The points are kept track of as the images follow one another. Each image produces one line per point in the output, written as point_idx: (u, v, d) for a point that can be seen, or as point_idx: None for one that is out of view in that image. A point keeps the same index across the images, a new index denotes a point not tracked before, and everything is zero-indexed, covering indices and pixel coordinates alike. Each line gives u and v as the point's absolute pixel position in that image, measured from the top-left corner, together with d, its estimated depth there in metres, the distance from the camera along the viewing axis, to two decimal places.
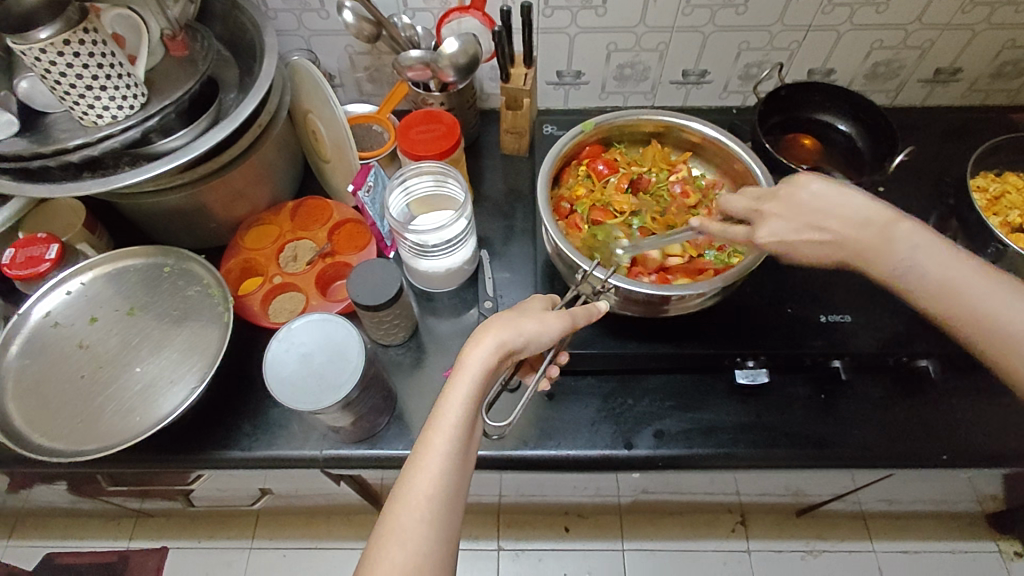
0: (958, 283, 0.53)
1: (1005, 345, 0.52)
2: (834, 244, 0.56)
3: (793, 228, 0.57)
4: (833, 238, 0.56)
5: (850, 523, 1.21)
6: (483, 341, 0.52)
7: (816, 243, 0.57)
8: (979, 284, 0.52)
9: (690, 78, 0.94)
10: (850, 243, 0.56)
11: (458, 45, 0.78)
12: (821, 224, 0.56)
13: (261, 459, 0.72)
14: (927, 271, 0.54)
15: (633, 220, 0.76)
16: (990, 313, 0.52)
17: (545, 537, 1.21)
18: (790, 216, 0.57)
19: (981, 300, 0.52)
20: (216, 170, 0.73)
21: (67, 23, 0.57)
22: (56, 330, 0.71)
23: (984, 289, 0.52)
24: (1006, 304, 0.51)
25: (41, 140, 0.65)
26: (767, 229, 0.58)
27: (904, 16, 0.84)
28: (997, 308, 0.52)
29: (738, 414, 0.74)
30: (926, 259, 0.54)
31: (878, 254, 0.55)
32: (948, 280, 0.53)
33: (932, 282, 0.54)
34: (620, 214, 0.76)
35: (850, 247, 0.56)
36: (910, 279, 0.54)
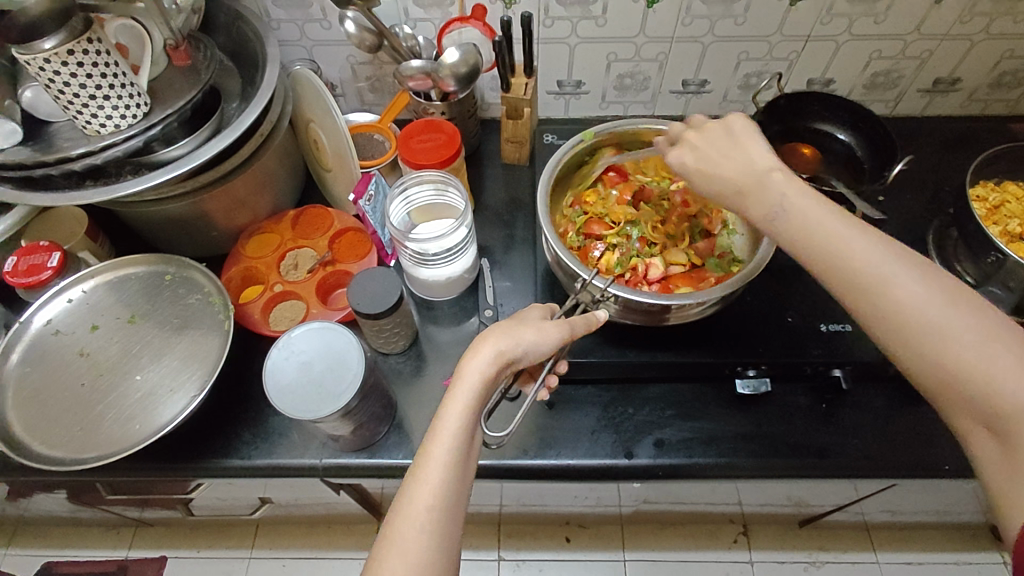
0: (817, 228, 0.49)
1: (866, 298, 0.47)
2: (726, 183, 0.55)
3: (696, 163, 0.57)
4: (730, 174, 0.55)
5: (853, 534, 1.20)
6: (481, 351, 0.52)
7: (711, 180, 0.56)
8: (841, 231, 0.49)
9: (690, 88, 0.94)
10: (742, 184, 0.54)
11: (459, 55, 0.78)
12: (717, 164, 0.56)
13: (260, 467, 0.72)
14: (802, 216, 0.50)
15: (630, 228, 0.75)
16: (837, 262, 0.48)
17: (546, 547, 1.20)
18: (696, 154, 0.58)
19: (840, 248, 0.48)
20: (218, 179, 0.73)
21: (72, 32, 0.57)
22: (57, 338, 0.71)
23: (841, 235, 0.48)
24: (877, 256, 0.47)
25: (44, 148, 0.65)
26: (682, 163, 0.59)
27: (903, 26, 0.84)
28: (857, 257, 0.48)
29: (738, 423, 0.74)
30: (793, 205, 0.51)
31: (765, 198, 0.52)
32: (809, 222, 0.50)
33: (798, 230, 0.50)
34: (617, 223, 0.76)
35: (741, 186, 0.54)
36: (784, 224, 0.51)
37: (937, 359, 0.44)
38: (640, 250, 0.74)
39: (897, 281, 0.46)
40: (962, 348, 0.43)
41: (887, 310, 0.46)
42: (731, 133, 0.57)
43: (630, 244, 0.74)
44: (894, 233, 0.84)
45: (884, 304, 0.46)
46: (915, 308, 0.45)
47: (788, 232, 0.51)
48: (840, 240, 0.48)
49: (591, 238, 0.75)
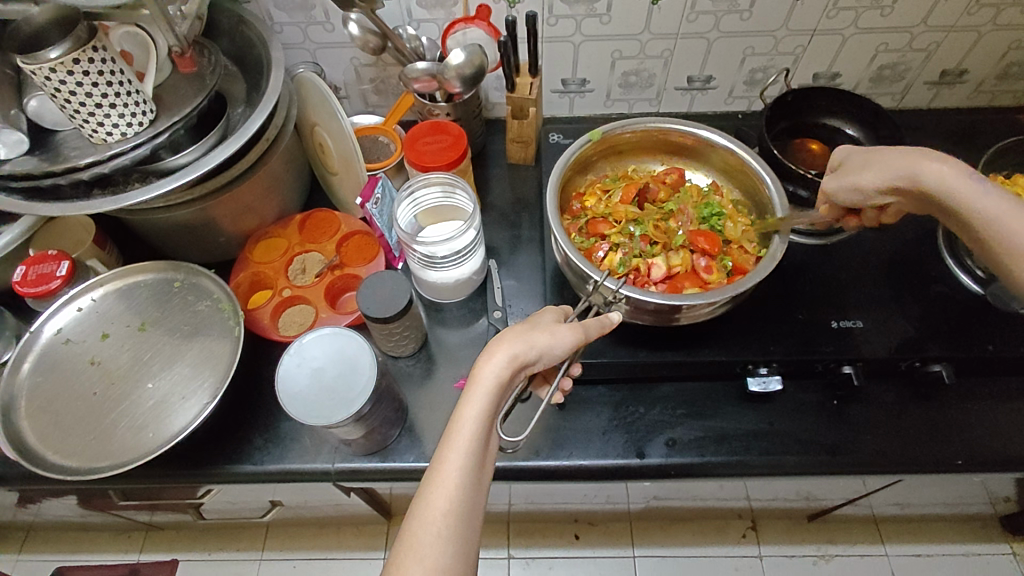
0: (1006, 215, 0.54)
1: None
2: (905, 167, 0.58)
3: (872, 155, 0.61)
4: (915, 158, 0.58)
5: (862, 528, 1.20)
6: (495, 354, 0.52)
7: (889, 165, 0.59)
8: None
9: (696, 84, 0.94)
10: (926, 166, 0.57)
11: (464, 56, 0.78)
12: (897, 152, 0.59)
13: (273, 473, 0.72)
14: (994, 201, 0.54)
15: (633, 227, 0.75)
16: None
17: (555, 544, 1.20)
18: (867, 151, 0.62)
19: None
20: (224, 186, 0.73)
21: (77, 41, 0.57)
22: (68, 347, 0.71)
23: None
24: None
25: (51, 157, 0.65)
26: (852, 161, 0.63)
27: (910, 18, 0.84)
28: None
29: (750, 421, 0.74)
30: (976, 189, 0.55)
31: (956, 182, 0.55)
32: (1003, 207, 0.54)
33: (993, 214, 0.54)
34: (619, 223, 0.76)
35: (924, 165, 0.57)
36: (975, 209, 0.55)
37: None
38: (643, 250, 0.73)
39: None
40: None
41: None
42: None
43: (632, 243, 0.74)
44: (904, 228, 0.84)
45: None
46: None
47: (979, 215, 0.55)
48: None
49: (595, 237, 0.75)
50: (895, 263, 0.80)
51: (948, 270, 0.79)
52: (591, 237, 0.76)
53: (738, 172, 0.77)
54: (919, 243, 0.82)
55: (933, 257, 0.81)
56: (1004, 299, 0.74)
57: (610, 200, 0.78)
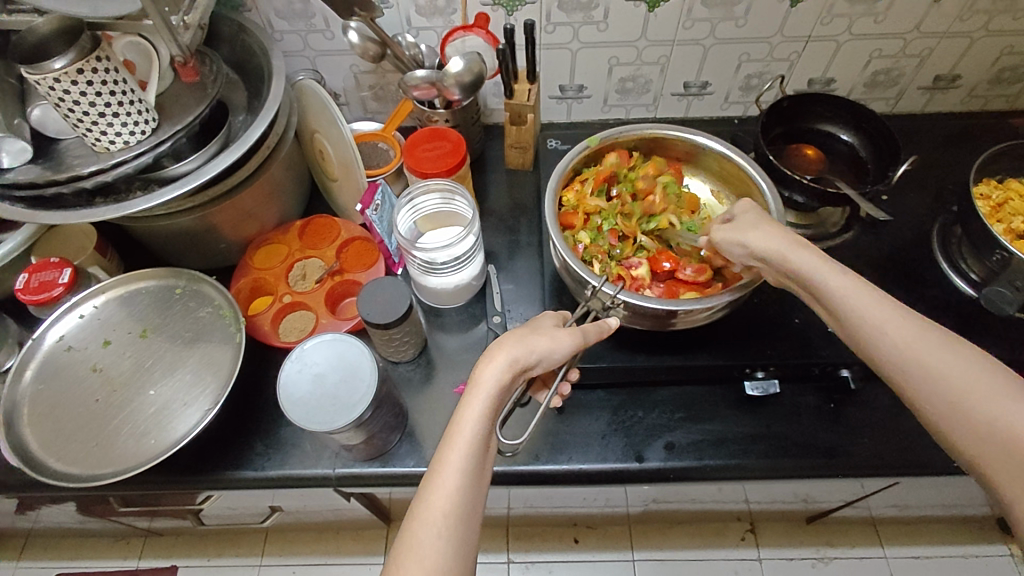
0: (850, 292, 0.55)
1: (899, 352, 0.50)
2: (775, 239, 0.61)
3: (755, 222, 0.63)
4: (779, 234, 0.61)
5: (861, 530, 1.20)
6: (496, 358, 0.53)
7: (764, 233, 0.62)
8: (872, 298, 0.54)
9: (692, 90, 0.95)
10: (791, 241, 0.60)
11: (464, 63, 0.78)
12: (772, 226, 0.62)
13: (274, 479, 0.72)
14: (840, 279, 0.56)
15: (600, 222, 0.77)
16: (873, 319, 0.53)
17: (555, 548, 1.21)
18: (752, 215, 0.65)
19: (863, 310, 0.53)
20: (226, 193, 0.74)
21: (80, 52, 0.58)
22: (70, 354, 0.72)
23: (871, 298, 0.54)
24: (904, 321, 0.51)
25: (55, 166, 0.66)
26: (746, 220, 0.64)
27: (902, 25, 0.85)
28: (886, 318, 0.52)
29: (748, 424, 0.74)
30: (828, 272, 0.57)
31: (811, 266, 0.58)
32: (849, 290, 0.55)
33: (839, 288, 0.55)
34: (588, 217, 0.77)
35: (788, 241, 0.60)
36: (823, 283, 0.56)
37: (960, 413, 0.46)
38: (612, 247, 0.75)
39: (925, 340, 0.50)
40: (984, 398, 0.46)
41: (921, 366, 0.49)
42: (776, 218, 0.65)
43: (605, 238, 0.76)
44: (899, 232, 0.85)
45: (917, 358, 0.49)
46: (947, 364, 0.48)
47: (826, 290, 0.56)
48: (876, 303, 0.53)
49: (572, 234, 0.76)
50: (890, 267, 0.81)
51: (942, 273, 0.80)
52: (570, 232, 0.76)
53: (741, 181, 0.77)
54: (914, 247, 0.83)
55: (927, 261, 0.82)
56: (998, 304, 0.73)
57: (581, 191, 0.78)
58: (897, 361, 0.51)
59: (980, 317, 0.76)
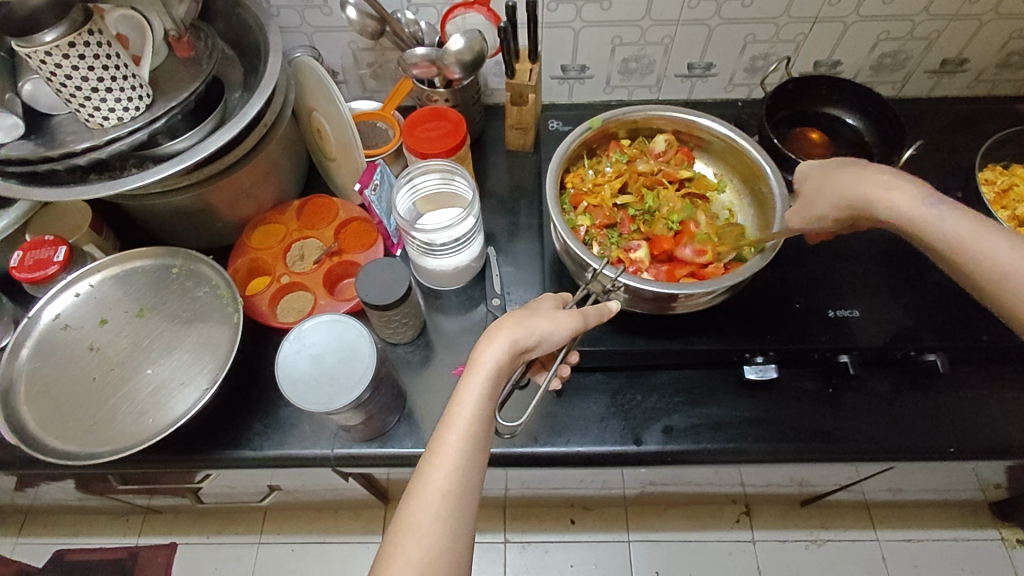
0: (980, 239, 0.52)
1: None
2: (876, 182, 0.58)
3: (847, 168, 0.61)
4: (875, 181, 0.58)
5: (854, 513, 1.21)
6: (495, 339, 0.53)
7: (871, 180, 0.58)
8: (1000, 239, 0.51)
9: (696, 71, 0.93)
10: (887, 189, 0.57)
11: (464, 41, 0.77)
12: (867, 170, 0.59)
13: (272, 458, 0.73)
14: (959, 224, 0.53)
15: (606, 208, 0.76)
16: (1010, 266, 0.50)
17: (552, 528, 1.22)
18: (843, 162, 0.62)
19: (988, 242, 0.52)
20: (222, 171, 0.73)
21: (72, 25, 0.56)
22: (66, 333, 0.71)
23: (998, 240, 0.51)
24: None
25: (47, 143, 0.65)
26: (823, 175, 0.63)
27: (911, 7, 0.83)
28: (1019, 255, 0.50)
29: (747, 409, 0.74)
30: (933, 211, 0.54)
31: (917, 210, 0.55)
32: (960, 225, 0.53)
33: (957, 236, 0.53)
34: (596, 203, 0.77)
35: (886, 186, 0.57)
36: (943, 225, 0.54)
37: None
38: (615, 236, 0.75)
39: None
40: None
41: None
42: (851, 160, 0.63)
43: (607, 221, 0.75)
44: None
45: None
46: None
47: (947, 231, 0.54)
48: (1010, 248, 0.51)
49: (581, 219, 0.75)
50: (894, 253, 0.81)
51: None
52: (574, 215, 0.76)
53: (750, 169, 0.75)
54: None
55: None
56: None
57: (585, 177, 0.78)
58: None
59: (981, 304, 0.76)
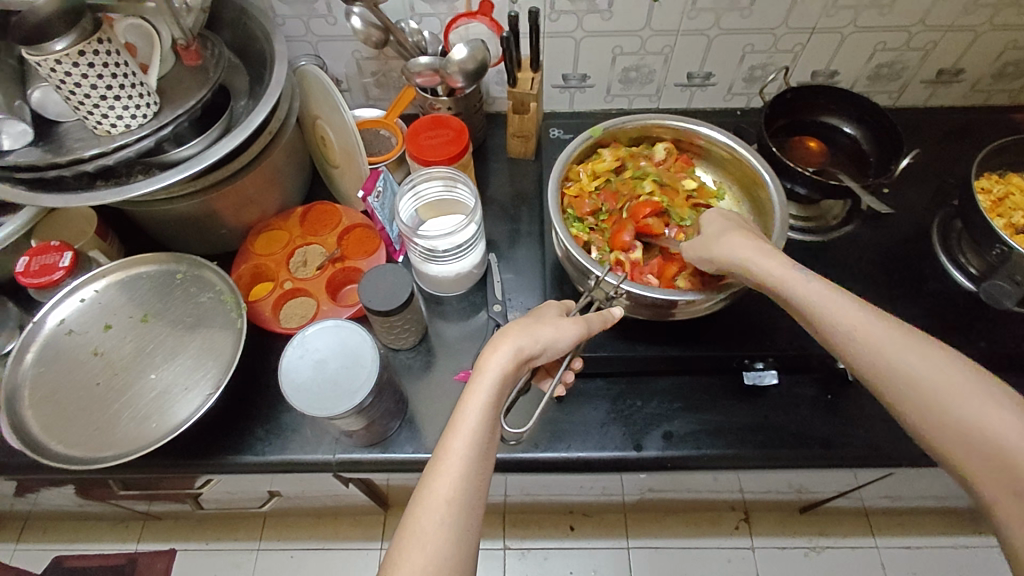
0: (828, 300, 0.55)
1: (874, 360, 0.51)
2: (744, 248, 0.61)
3: (724, 228, 0.64)
4: (744, 244, 0.61)
5: (853, 520, 1.22)
6: (500, 346, 0.53)
7: (743, 244, 0.61)
8: (847, 302, 0.54)
9: (695, 81, 0.95)
10: (755, 251, 0.60)
11: (467, 52, 0.78)
12: (738, 234, 0.62)
13: (273, 463, 0.73)
14: (810, 287, 0.56)
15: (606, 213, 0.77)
16: (849, 331, 0.53)
17: (551, 535, 1.22)
18: (724, 220, 0.65)
19: (834, 309, 0.54)
20: (227, 178, 0.73)
21: (82, 33, 0.57)
22: (71, 338, 0.72)
23: (843, 303, 0.54)
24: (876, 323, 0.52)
25: (55, 149, 0.65)
26: (712, 229, 0.65)
27: (907, 18, 0.85)
28: (860, 322, 0.52)
29: (746, 415, 0.75)
30: (796, 279, 0.57)
31: (779, 275, 0.58)
32: (814, 291, 0.56)
33: (808, 297, 0.56)
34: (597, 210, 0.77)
35: (758, 251, 0.60)
36: (796, 293, 0.57)
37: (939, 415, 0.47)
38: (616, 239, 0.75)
39: (901, 347, 0.50)
40: (960, 399, 0.46)
41: (900, 373, 0.49)
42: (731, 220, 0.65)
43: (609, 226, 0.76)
44: (899, 226, 0.85)
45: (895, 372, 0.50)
46: (936, 374, 0.48)
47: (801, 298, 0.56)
48: (850, 313, 0.53)
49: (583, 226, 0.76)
50: (890, 261, 0.82)
51: (941, 267, 0.81)
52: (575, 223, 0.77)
53: (750, 177, 0.76)
54: (913, 241, 0.84)
55: (927, 254, 0.82)
56: (998, 297, 0.74)
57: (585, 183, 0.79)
58: (878, 367, 0.51)
59: (978, 311, 0.77)
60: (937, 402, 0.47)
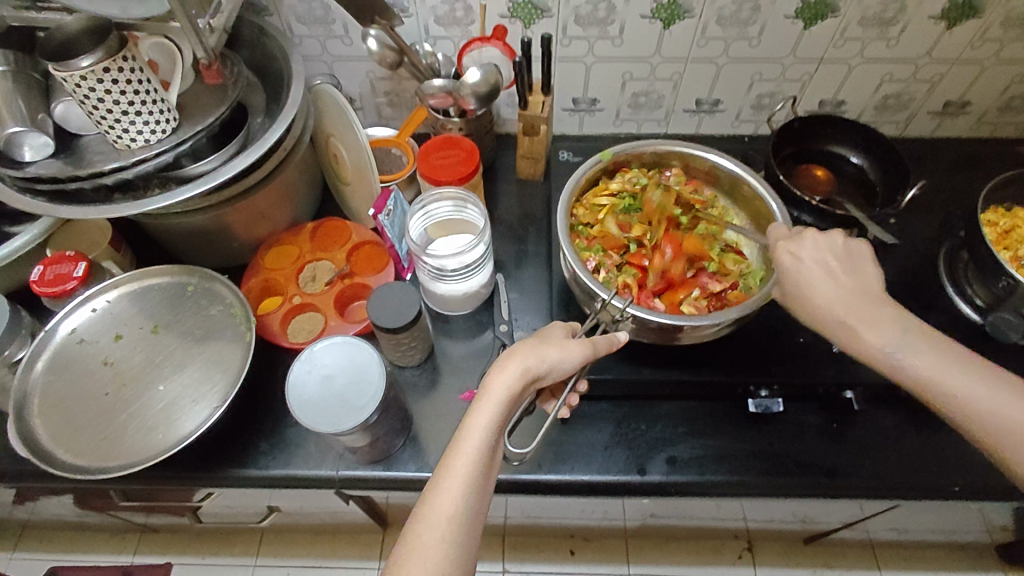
0: (948, 373, 0.52)
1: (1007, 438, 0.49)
2: (844, 306, 0.55)
3: (827, 274, 0.57)
4: (844, 299, 0.55)
5: (858, 552, 1.20)
6: (507, 366, 0.54)
7: (840, 297, 0.55)
8: (968, 375, 0.51)
9: (704, 107, 0.96)
10: (865, 310, 0.54)
11: (481, 75, 0.80)
12: (835, 283, 0.56)
13: (276, 478, 0.73)
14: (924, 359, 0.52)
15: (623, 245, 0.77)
16: (976, 407, 0.50)
17: (551, 559, 1.21)
18: (824, 258, 0.58)
19: (957, 384, 0.51)
20: (241, 193, 0.74)
21: (108, 50, 0.59)
22: (81, 347, 0.73)
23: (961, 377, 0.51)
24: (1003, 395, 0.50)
25: (75, 162, 0.67)
26: (806, 274, 0.57)
27: (914, 50, 0.86)
28: (985, 398, 0.50)
29: (751, 441, 0.75)
30: (912, 347, 0.53)
31: (889, 341, 0.53)
32: (930, 362, 0.52)
33: (923, 370, 0.52)
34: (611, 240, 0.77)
35: (861, 308, 0.55)
36: (905, 361, 0.53)
37: None
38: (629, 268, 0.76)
39: None
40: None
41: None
42: (823, 253, 0.58)
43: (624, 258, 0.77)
44: (906, 256, 0.85)
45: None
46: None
47: (916, 369, 0.53)
48: (976, 387, 0.51)
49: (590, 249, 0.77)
50: (896, 290, 0.82)
51: (948, 297, 0.81)
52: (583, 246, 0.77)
53: (759, 212, 0.77)
54: (920, 271, 0.84)
55: (933, 285, 0.82)
56: (1003, 329, 0.74)
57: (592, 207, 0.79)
58: (998, 444, 0.50)
59: (985, 342, 0.77)
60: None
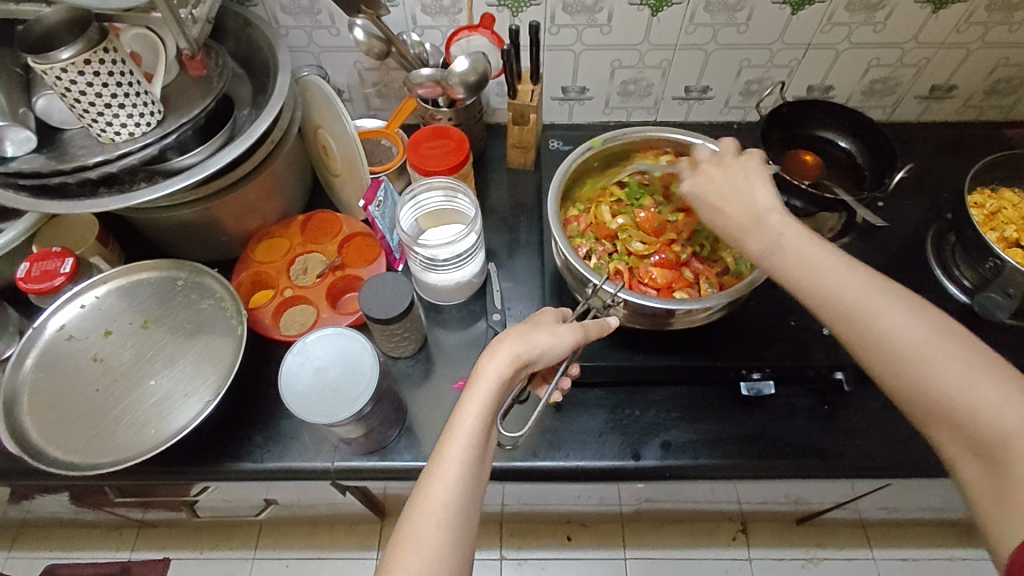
0: (816, 267, 0.53)
1: (862, 328, 0.50)
2: (735, 215, 0.59)
3: (719, 193, 0.60)
4: (734, 209, 0.59)
5: (850, 532, 1.22)
6: (497, 353, 0.54)
7: (733, 206, 0.59)
8: (839, 268, 0.52)
9: (693, 94, 0.96)
10: (747, 217, 0.58)
11: (469, 63, 0.80)
12: (731, 197, 0.59)
13: (272, 470, 0.73)
14: (780, 255, 0.55)
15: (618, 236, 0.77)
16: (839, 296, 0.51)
17: (548, 545, 1.22)
18: (718, 181, 0.61)
19: (828, 277, 0.52)
20: (228, 186, 0.74)
21: (88, 43, 0.58)
22: (71, 343, 0.72)
23: (819, 272, 0.53)
24: (870, 290, 0.51)
25: (59, 156, 0.66)
26: (705, 188, 0.61)
27: (901, 34, 0.86)
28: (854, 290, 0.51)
29: (744, 424, 0.75)
30: (791, 245, 0.55)
31: (765, 242, 0.56)
32: (805, 255, 0.54)
33: (793, 267, 0.54)
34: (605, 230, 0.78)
35: (750, 215, 0.58)
36: (777, 262, 0.55)
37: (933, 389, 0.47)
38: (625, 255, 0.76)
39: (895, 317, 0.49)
40: (948, 372, 0.46)
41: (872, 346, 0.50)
42: (726, 170, 0.61)
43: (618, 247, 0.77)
44: (894, 239, 0.86)
45: (882, 339, 0.49)
46: (921, 345, 0.48)
47: (787, 267, 0.55)
48: (842, 280, 0.52)
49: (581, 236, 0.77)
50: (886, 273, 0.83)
51: (935, 279, 0.82)
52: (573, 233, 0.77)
53: None
54: (908, 254, 0.85)
55: (921, 267, 0.83)
56: (991, 308, 0.76)
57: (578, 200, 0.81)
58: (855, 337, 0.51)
59: (971, 323, 0.78)
60: (917, 371, 0.47)
